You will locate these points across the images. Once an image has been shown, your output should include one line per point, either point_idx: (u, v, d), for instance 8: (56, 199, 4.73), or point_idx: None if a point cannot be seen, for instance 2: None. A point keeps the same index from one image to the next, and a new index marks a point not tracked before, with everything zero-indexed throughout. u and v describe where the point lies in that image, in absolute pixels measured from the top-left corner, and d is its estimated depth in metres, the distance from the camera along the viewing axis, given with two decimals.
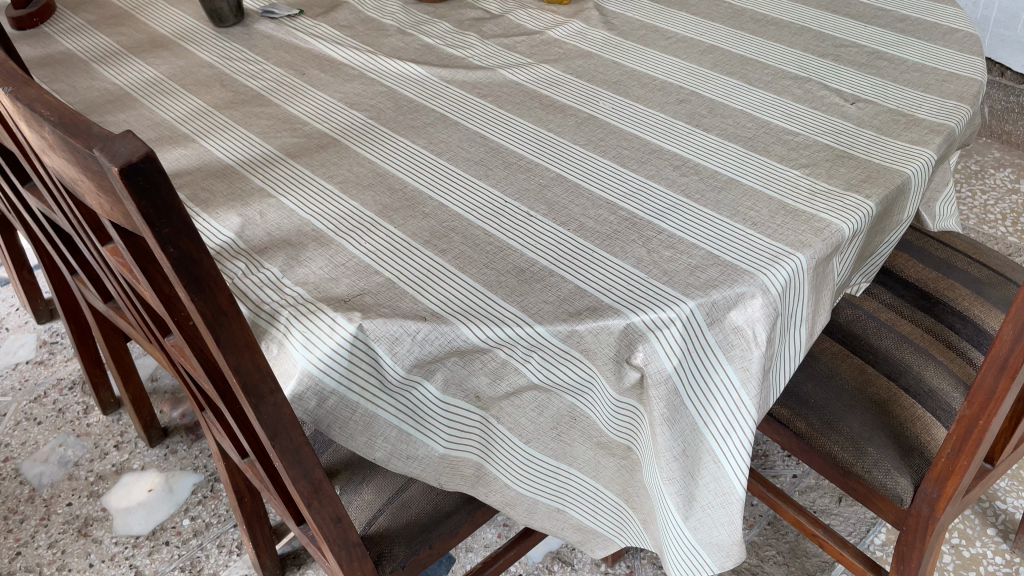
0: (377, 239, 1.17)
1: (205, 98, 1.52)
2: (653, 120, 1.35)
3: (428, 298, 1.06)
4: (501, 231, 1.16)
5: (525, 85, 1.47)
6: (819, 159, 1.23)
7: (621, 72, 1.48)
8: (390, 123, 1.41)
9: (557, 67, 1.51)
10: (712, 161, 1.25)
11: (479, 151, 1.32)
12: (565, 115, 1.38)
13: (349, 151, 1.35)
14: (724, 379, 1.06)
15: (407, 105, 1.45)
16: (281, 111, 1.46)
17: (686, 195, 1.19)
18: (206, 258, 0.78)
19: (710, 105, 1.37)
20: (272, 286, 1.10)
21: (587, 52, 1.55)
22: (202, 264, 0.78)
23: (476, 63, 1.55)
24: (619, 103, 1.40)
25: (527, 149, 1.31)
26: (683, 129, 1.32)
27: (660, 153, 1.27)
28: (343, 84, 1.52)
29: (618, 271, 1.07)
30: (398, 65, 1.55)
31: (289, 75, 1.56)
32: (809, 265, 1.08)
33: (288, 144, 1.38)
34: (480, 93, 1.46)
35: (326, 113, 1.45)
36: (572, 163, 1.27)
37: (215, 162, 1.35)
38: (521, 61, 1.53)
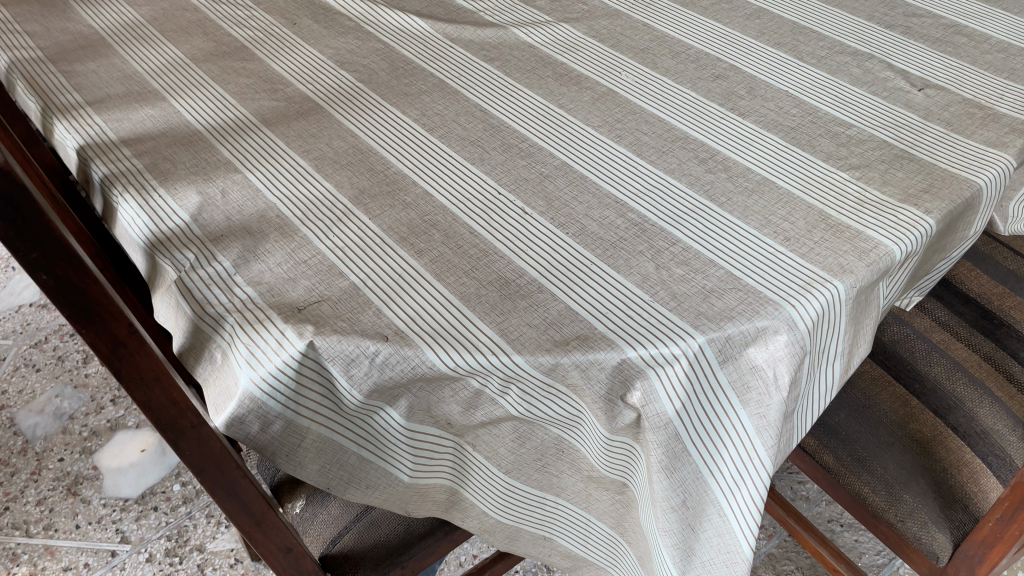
0: (347, 232, 1.01)
1: (183, 47, 1.36)
2: (681, 99, 1.16)
3: (394, 311, 0.91)
4: (489, 231, 1.00)
5: (539, 49, 1.28)
6: (873, 159, 1.03)
7: (651, 37, 1.28)
8: (381, 87, 1.24)
9: (578, 28, 1.31)
10: (746, 155, 1.06)
11: (476, 129, 1.15)
12: (580, 88, 1.20)
13: (330, 121, 1.19)
14: (736, 425, 0.91)
15: (403, 67, 1.27)
16: (263, 68, 1.30)
17: (710, 197, 1.01)
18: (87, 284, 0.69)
19: (750, 83, 1.17)
20: (221, 284, 0.96)
21: (616, 10, 1.34)
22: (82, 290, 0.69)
23: (487, 19, 1.36)
24: (643, 76, 1.21)
25: (532, 128, 1.14)
26: (714, 112, 1.13)
27: (685, 142, 1.09)
28: (336, 38, 1.35)
29: (617, 290, 0.91)
30: (400, 19, 1.37)
31: (279, 25, 1.39)
32: (848, 295, 0.90)
33: (265, 109, 1.22)
34: (486, 56, 1.28)
35: (312, 72, 1.28)
36: (581, 150, 1.10)
37: (183, 126, 1.20)
38: (538, 19, 1.34)
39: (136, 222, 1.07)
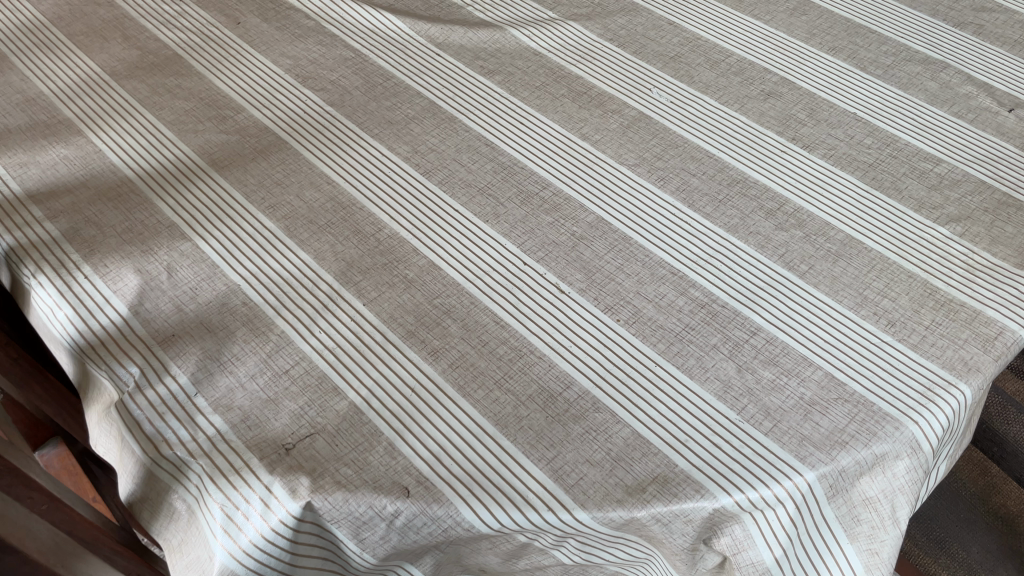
0: (338, 325, 0.80)
1: (99, 58, 1.09)
2: (730, 126, 0.96)
3: (412, 445, 0.71)
4: (520, 319, 0.80)
5: (547, 57, 1.05)
6: (974, 207, 0.86)
7: (680, 39, 1.06)
8: (358, 113, 1.00)
9: (591, 28, 1.09)
10: (820, 204, 0.87)
11: (483, 171, 0.93)
12: (605, 110, 0.98)
13: (299, 162, 0.95)
14: (841, 564, 0.73)
15: (382, 84, 1.04)
16: (204, 87, 1.05)
17: (787, 264, 0.82)
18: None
19: (810, 103, 0.97)
20: (178, 413, 0.74)
21: (632, 3, 1.12)
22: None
23: (478, 16, 1.12)
24: (678, 93, 1.00)
25: (553, 170, 0.93)
26: (770, 144, 0.93)
27: (744, 186, 0.90)
28: (292, 43, 1.09)
29: (693, 406, 0.72)
30: (371, 17, 1.12)
31: (218, 26, 1.13)
32: (974, 398, 0.73)
33: (213, 145, 0.97)
34: (484, 67, 1.05)
35: (267, 92, 1.03)
36: (618, 200, 0.89)
37: (109, 172, 0.95)
38: (539, 16, 1.11)
39: (56, 316, 0.83)
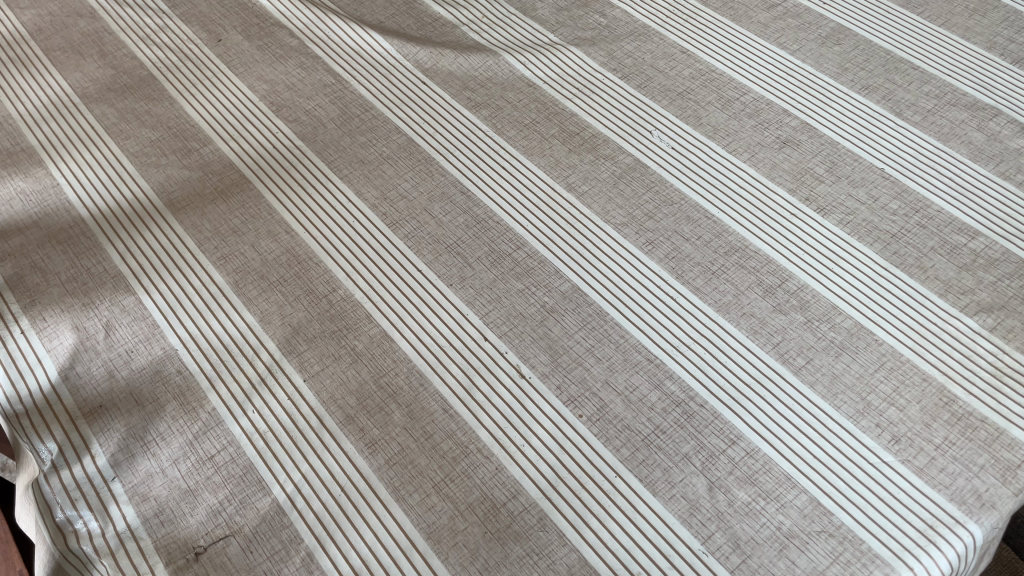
0: (274, 404, 0.73)
1: (72, 77, 1.03)
2: (736, 180, 0.85)
3: (333, 558, 0.64)
4: (471, 407, 0.71)
5: (541, 89, 0.95)
6: (1010, 295, 0.74)
7: (692, 71, 0.95)
8: (329, 149, 0.92)
9: (595, 56, 0.98)
10: (828, 282, 0.76)
11: (455, 225, 0.84)
12: (597, 156, 0.88)
13: (259, 205, 0.88)
14: None
15: (359, 115, 0.95)
16: (173, 113, 0.98)
17: (781, 356, 0.72)
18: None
19: (830, 155, 0.86)
20: (93, 501, 0.69)
21: (644, 26, 1.01)
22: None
23: (473, 37, 1.03)
24: (681, 138, 0.89)
25: (532, 226, 0.83)
26: (778, 205, 0.82)
27: (743, 256, 0.79)
28: (272, 65, 1.02)
29: (651, 530, 0.63)
30: (358, 37, 1.04)
31: (198, 44, 1.06)
32: (986, 539, 0.62)
33: (173, 183, 0.91)
34: (471, 99, 0.95)
35: (237, 121, 0.96)
36: (599, 266, 0.80)
37: (63, 209, 0.90)
38: (540, 40, 1.01)
39: None
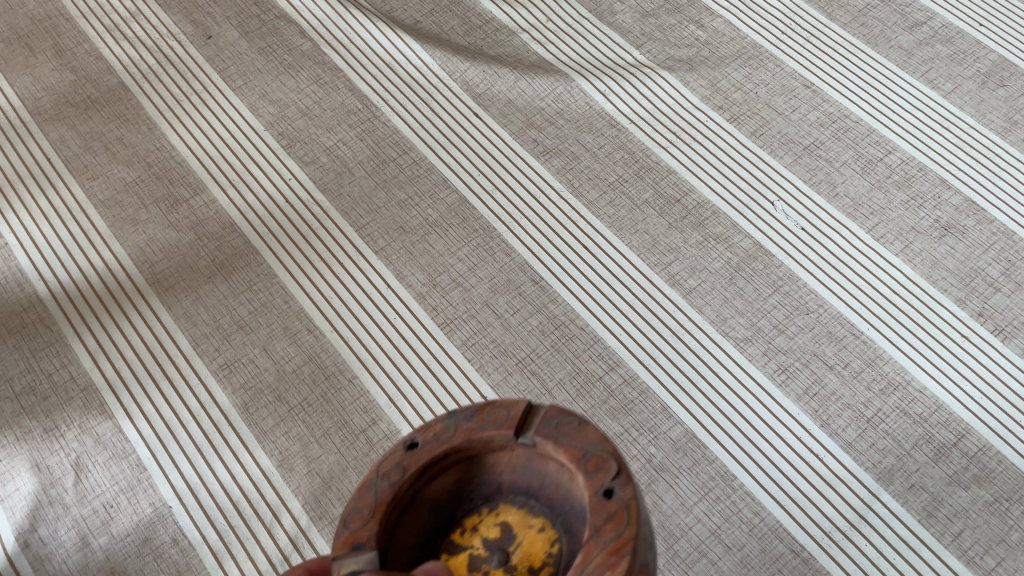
0: None
1: (19, 82, 0.80)
2: (888, 283, 0.66)
3: None
4: None
5: (628, 133, 0.75)
6: None
7: (819, 116, 0.75)
8: (359, 208, 0.72)
9: (694, 86, 0.77)
10: (1015, 441, 0.60)
11: (528, 330, 0.66)
12: (706, 237, 0.69)
13: (272, 288, 0.68)
14: None
15: (395, 159, 0.74)
16: (154, 143, 0.76)
17: (964, 554, 0.56)
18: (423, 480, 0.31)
19: (1005, 250, 0.67)
20: None
21: (754, 45, 0.79)
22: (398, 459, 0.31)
23: (536, 48, 0.81)
24: (812, 215, 0.70)
25: (628, 335, 0.65)
26: (943, 322, 0.64)
27: (905, 397, 0.61)
28: (279, 79, 0.79)
29: None
30: (387, 43, 0.81)
31: (181, 40, 0.82)
32: None
33: (156, 249, 0.70)
34: (540, 142, 0.75)
35: (238, 160, 0.75)
36: (718, 401, 0.62)
37: (15, 282, 0.69)
38: (622, 60, 0.79)
39: None
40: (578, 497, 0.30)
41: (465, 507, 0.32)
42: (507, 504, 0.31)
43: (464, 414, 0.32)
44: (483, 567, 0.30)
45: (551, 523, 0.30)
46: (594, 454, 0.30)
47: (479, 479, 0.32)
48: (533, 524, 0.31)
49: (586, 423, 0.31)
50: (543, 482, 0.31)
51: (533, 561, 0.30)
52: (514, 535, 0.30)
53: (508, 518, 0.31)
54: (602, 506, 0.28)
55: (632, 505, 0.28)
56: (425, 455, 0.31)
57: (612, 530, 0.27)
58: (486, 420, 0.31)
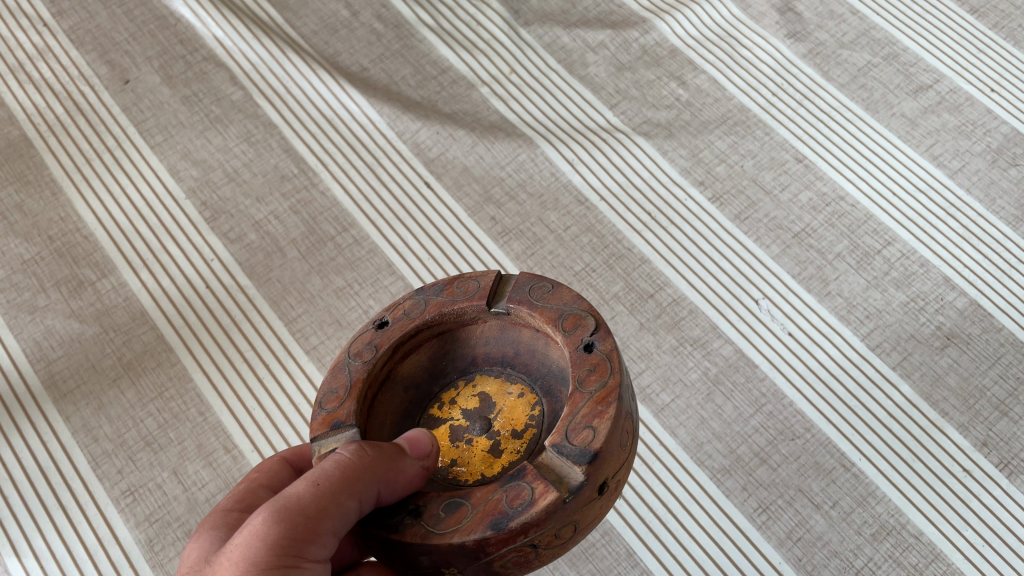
0: None
1: None
2: (883, 403, 0.59)
3: None
4: None
5: (598, 212, 0.66)
6: None
7: (811, 196, 0.67)
8: (290, 297, 0.63)
9: (673, 156, 0.69)
10: None
11: None
12: (681, 341, 0.61)
13: (186, 395, 0.60)
14: None
15: (333, 238, 0.66)
16: (58, 212, 0.67)
17: None
18: (395, 361, 0.40)
19: (1014, 364, 0.60)
20: None
21: (741, 108, 0.71)
22: (373, 338, 0.39)
23: (497, 105, 0.72)
24: (801, 318, 0.62)
25: None
26: (944, 452, 0.57)
27: (899, 545, 0.55)
28: (204, 134, 0.70)
29: None
30: (330, 96, 0.72)
31: (94, 84, 0.72)
32: None
33: (55, 344, 0.61)
34: (498, 220, 0.66)
35: (153, 233, 0.66)
36: (690, 545, 0.55)
37: None
38: (593, 123, 0.71)
39: None
40: (554, 358, 0.39)
41: (448, 379, 0.41)
42: (483, 377, 0.40)
43: (432, 290, 0.40)
44: (471, 429, 0.38)
45: (528, 389, 0.39)
46: (572, 312, 0.38)
47: (455, 351, 0.41)
48: (511, 390, 0.40)
49: (555, 287, 0.39)
50: (517, 348, 0.40)
51: (515, 424, 0.38)
52: (491, 401, 0.39)
53: (485, 390, 0.40)
54: (584, 360, 0.36)
55: (613, 354, 0.36)
56: (398, 328, 0.39)
57: (596, 380, 0.35)
58: (456, 292, 0.40)
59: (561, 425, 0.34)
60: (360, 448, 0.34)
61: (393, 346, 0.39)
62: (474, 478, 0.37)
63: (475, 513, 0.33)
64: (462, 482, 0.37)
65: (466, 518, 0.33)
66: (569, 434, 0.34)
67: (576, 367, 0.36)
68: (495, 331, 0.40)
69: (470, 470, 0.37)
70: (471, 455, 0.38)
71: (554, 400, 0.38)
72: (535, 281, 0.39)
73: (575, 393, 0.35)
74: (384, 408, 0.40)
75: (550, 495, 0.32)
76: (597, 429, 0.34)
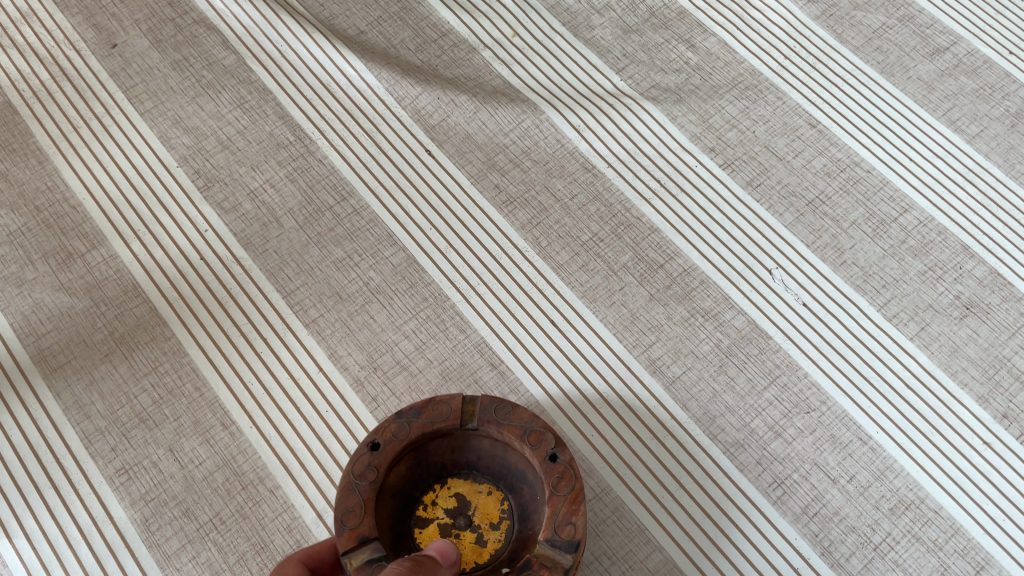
0: None
1: None
2: (900, 374, 0.57)
3: None
4: None
5: (605, 179, 0.64)
6: None
7: (826, 163, 0.65)
8: (287, 269, 0.61)
9: (683, 122, 0.66)
10: None
11: None
12: (693, 312, 0.59)
13: (181, 371, 0.58)
14: None
15: (332, 207, 0.63)
16: (45, 181, 0.64)
17: None
18: (386, 475, 0.45)
19: None
20: None
21: (753, 72, 0.69)
22: (370, 461, 0.44)
23: (500, 69, 0.69)
24: (815, 288, 0.60)
25: (601, 436, 0.56)
26: (962, 424, 0.56)
27: (917, 520, 0.53)
28: (195, 101, 0.67)
29: None
30: (326, 61, 0.69)
31: (80, 49, 0.70)
32: None
33: (43, 318, 0.59)
34: (502, 189, 0.64)
35: (144, 203, 0.63)
36: (704, 521, 0.53)
37: None
38: (600, 88, 0.68)
39: None
40: (514, 462, 0.47)
41: (425, 485, 0.48)
42: (455, 479, 0.48)
43: (411, 412, 0.45)
44: (456, 528, 0.47)
45: (494, 486, 0.48)
46: (533, 430, 0.45)
47: (428, 456, 0.47)
48: (481, 490, 0.48)
49: (516, 406, 0.45)
50: (478, 454, 0.48)
51: (491, 517, 0.47)
52: (467, 501, 0.48)
53: (460, 491, 0.48)
54: (552, 468, 0.44)
55: (573, 462, 0.44)
56: (389, 451, 0.44)
57: (567, 485, 0.43)
58: (432, 415, 0.45)
59: (546, 523, 0.43)
60: (406, 561, 0.39)
61: (388, 466, 0.44)
62: (468, 566, 0.46)
63: None
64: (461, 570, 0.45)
65: None
66: (556, 529, 0.42)
67: (548, 476, 0.43)
68: (454, 446, 0.47)
69: (464, 560, 0.46)
70: (462, 547, 0.46)
71: (520, 495, 0.47)
72: (499, 404, 0.45)
73: (552, 497, 0.43)
74: (381, 513, 0.45)
75: None
76: (577, 524, 0.42)
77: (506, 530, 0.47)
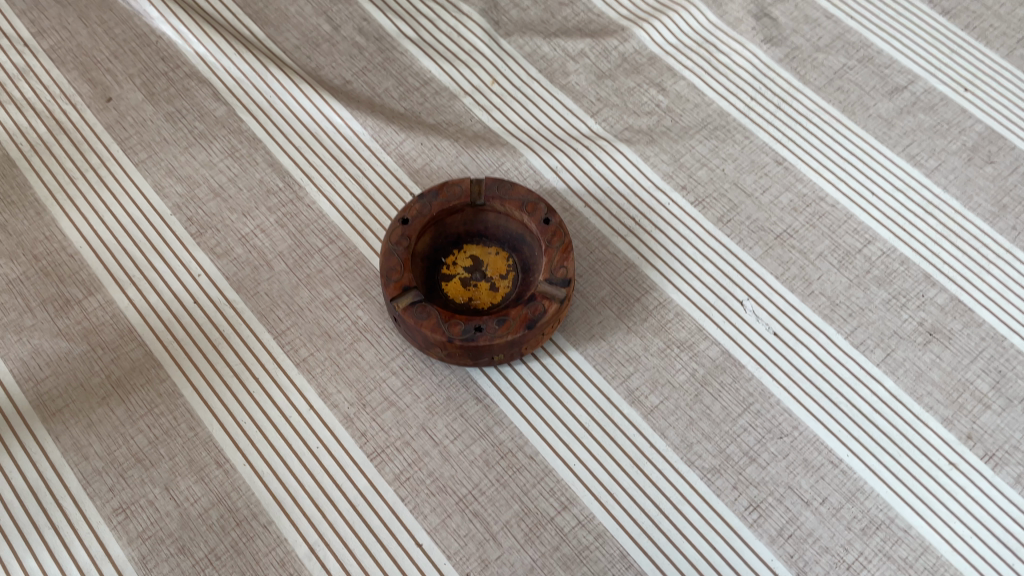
0: None
1: None
2: (869, 399, 0.60)
3: None
4: None
5: (583, 217, 0.67)
6: None
7: (793, 199, 0.68)
8: (278, 310, 0.63)
9: (655, 161, 0.70)
10: None
11: (470, 459, 0.58)
12: (669, 344, 0.62)
13: (176, 411, 0.59)
14: None
15: (320, 249, 0.66)
16: (43, 231, 0.66)
17: None
18: (416, 241, 0.60)
19: (994, 358, 0.62)
20: None
21: (721, 113, 0.72)
22: (403, 232, 0.59)
23: (480, 115, 0.72)
24: (785, 317, 0.63)
25: (583, 465, 0.58)
26: (929, 446, 0.58)
27: (888, 539, 0.55)
28: (188, 151, 0.70)
29: None
30: (313, 109, 0.72)
31: (77, 103, 0.72)
32: None
33: (42, 363, 0.61)
34: None
35: (139, 250, 0.65)
36: (683, 545, 0.55)
37: None
38: (576, 131, 0.71)
39: None
40: (512, 231, 0.63)
41: (446, 238, 0.63)
42: (468, 245, 0.64)
43: (431, 196, 0.60)
44: (474, 279, 0.62)
45: (501, 248, 0.64)
46: (529, 202, 0.60)
47: (445, 223, 0.62)
48: (490, 252, 0.63)
49: (513, 184, 0.61)
50: (485, 226, 0.63)
51: (500, 270, 0.63)
52: (480, 261, 0.63)
53: (473, 253, 0.63)
54: (546, 229, 0.59)
55: (561, 225, 0.60)
56: (416, 225, 0.59)
57: (559, 239, 0.59)
58: (447, 195, 0.60)
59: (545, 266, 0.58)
60: None
61: (417, 233, 0.59)
62: (486, 306, 0.61)
63: (515, 324, 0.56)
64: (480, 307, 0.61)
65: (513, 325, 0.56)
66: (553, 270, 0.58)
67: (544, 235, 0.59)
68: (467, 220, 0.62)
69: (482, 300, 0.61)
70: (480, 293, 0.62)
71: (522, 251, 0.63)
72: (500, 183, 0.61)
73: (548, 249, 0.58)
74: (416, 265, 0.61)
75: (554, 305, 0.57)
76: (567, 267, 0.58)
77: (513, 280, 0.62)
